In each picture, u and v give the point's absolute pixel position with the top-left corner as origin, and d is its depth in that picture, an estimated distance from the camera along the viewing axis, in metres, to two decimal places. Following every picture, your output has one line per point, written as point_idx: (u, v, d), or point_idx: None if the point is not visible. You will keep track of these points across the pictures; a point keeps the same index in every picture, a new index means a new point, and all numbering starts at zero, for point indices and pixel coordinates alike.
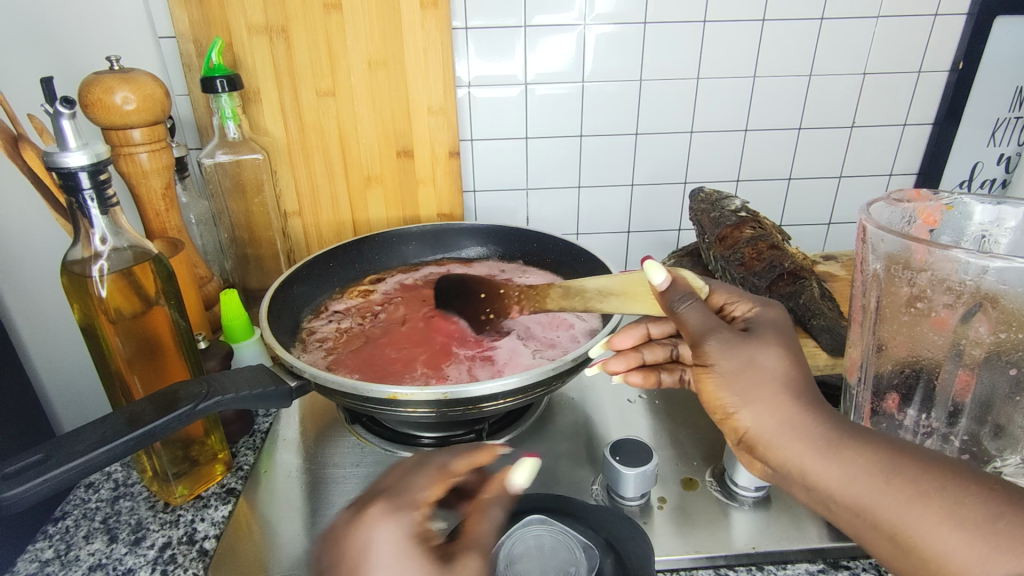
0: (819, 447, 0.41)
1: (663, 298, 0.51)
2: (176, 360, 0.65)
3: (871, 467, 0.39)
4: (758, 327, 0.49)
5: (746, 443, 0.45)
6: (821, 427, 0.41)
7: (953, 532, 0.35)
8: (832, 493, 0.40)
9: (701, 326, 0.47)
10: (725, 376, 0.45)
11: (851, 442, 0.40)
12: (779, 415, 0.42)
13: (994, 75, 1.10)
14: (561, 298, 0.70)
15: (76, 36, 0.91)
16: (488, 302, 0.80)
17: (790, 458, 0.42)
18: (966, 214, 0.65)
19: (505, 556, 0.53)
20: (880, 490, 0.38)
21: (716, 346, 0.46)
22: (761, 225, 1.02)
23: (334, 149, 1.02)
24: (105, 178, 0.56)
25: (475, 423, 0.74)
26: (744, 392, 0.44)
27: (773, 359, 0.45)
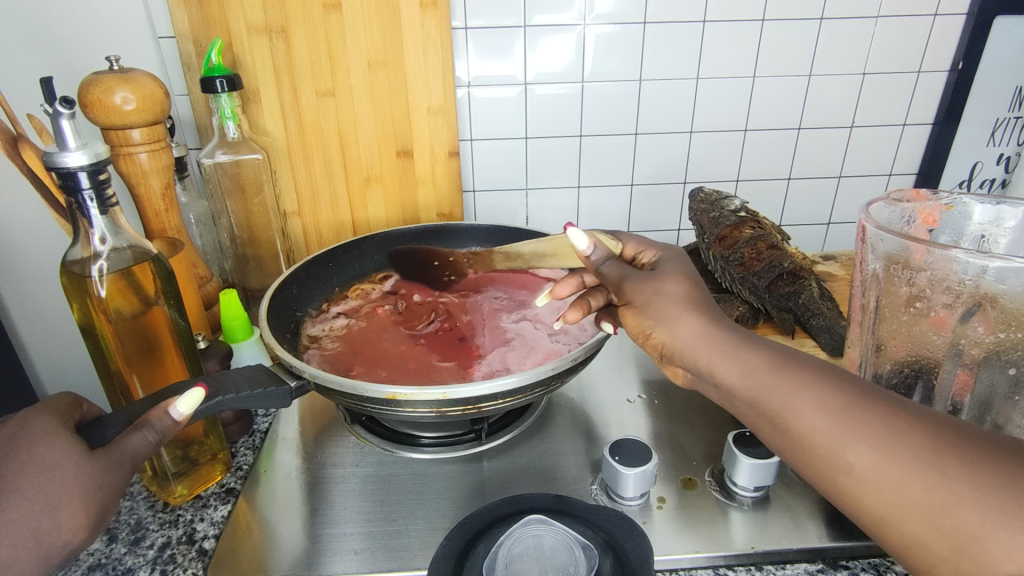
0: (721, 348, 0.46)
1: (589, 261, 0.57)
2: (176, 359, 0.65)
3: (764, 365, 0.44)
4: (662, 262, 0.56)
5: (665, 356, 0.50)
6: (729, 334, 0.47)
7: (818, 414, 0.41)
8: (732, 386, 0.46)
9: (619, 275, 0.54)
10: (643, 307, 0.51)
11: (752, 347, 0.46)
12: (690, 325, 0.48)
13: (994, 74, 1.10)
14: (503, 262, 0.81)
15: (76, 37, 0.92)
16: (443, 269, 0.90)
17: (699, 358, 0.47)
18: (966, 214, 0.65)
19: (504, 555, 0.53)
20: (767, 380, 0.44)
21: (631, 287, 0.53)
22: (761, 224, 1.02)
23: (334, 150, 1.02)
24: (104, 178, 0.56)
25: (474, 424, 0.74)
26: (659, 315, 0.50)
27: (675, 285, 0.51)
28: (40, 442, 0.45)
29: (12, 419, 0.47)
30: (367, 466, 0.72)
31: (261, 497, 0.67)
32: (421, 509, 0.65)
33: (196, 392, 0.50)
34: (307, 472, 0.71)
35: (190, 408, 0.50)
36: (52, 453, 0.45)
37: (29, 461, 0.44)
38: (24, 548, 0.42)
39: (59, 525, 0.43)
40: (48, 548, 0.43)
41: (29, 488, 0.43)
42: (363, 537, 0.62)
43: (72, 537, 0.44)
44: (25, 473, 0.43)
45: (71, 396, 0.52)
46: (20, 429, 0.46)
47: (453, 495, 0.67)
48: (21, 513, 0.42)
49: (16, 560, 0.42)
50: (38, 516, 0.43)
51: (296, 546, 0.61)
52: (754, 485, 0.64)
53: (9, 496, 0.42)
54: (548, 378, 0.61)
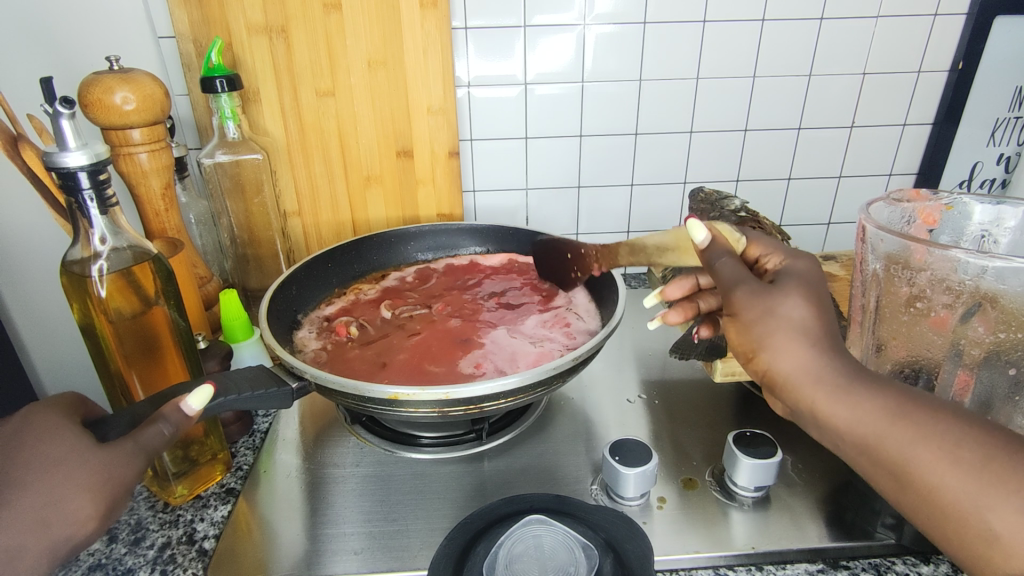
0: (831, 389, 0.42)
1: (704, 255, 0.51)
2: (176, 359, 0.65)
3: (880, 410, 0.41)
4: (785, 277, 0.49)
5: (765, 382, 0.46)
6: (838, 370, 0.43)
7: (952, 471, 0.39)
8: (840, 432, 0.43)
9: (734, 277, 0.48)
10: (748, 324, 0.46)
11: (864, 384, 0.42)
12: (797, 358, 0.43)
13: (994, 74, 1.10)
14: (629, 257, 0.70)
15: (76, 37, 0.92)
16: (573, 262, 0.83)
17: (803, 397, 0.43)
18: (966, 214, 0.65)
19: (504, 556, 0.53)
20: (884, 429, 0.41)
21: (742, 296, 0.46)
22: (761, 224, 1.01)
23: (334, 149, 1.02)
24: (104, 178, 0.56)
25: (475, 423, 0.74)
26: (764, 338, 0.44)
27: (795, 306, 0.45)
28: (47, 436, 0.46)
29: (20, 412, 0.48)
30: (368, 466, 0.72)
31: (261, 497, 0.67)
32: (421, 510, 0.65)
33: (206, 388, 0.50)
34: (307, 472, 0.71)
35: (201, 404, 0.49)
36: (60, 446, 0.45)
37: (36, 454, 0.45)
38: (34, 538, 0.43)
39: (66, 516, 0.44)
40: (56, 539, 0.43)
41: (38, 480, 0.44)
42: (363, 537, 0.62)
43: (79, 528, 0.44)
44: (34, 465, 0.44)
45: (76, 395, 0.52)
46: (28, 421, 0.47)
47: (453, 496, 0.67)
48: (29, 504, 0.43)
49: (24, 549, 0.42)
50: (46, 507, 0.43)
51: (297, 546, 0.61)
52: (754, 485, 0.64)
53: (17, 488, 0.43)
54: (548, 378, 0.62)
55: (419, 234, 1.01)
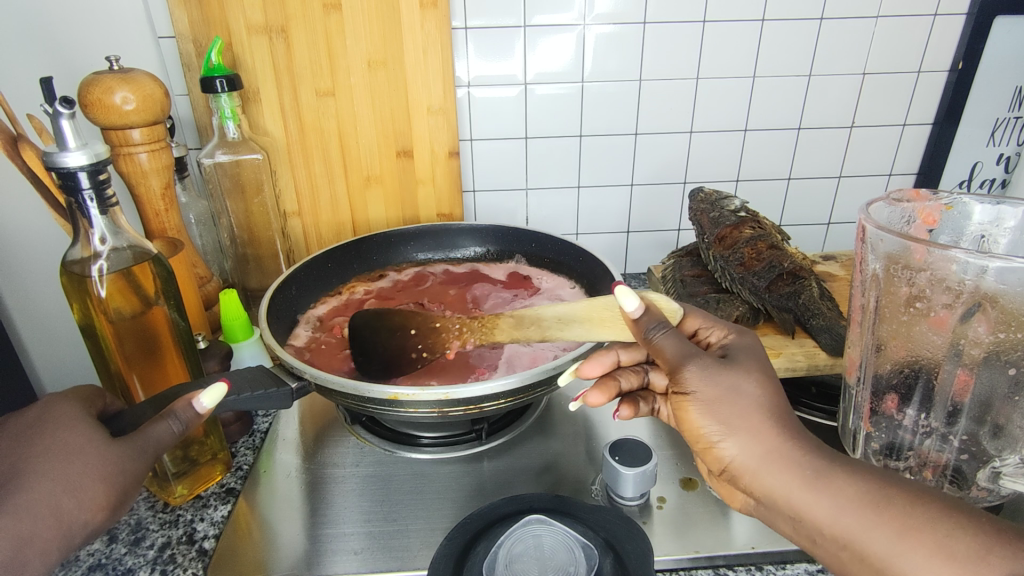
0: (806, 478, 0.43)
1: (636, 325, 0.51)
2: (176, 360, 0.65)
3: (859, 498, 0.41)
4: (734, 352, 0.51)
5: (730, 474, 0.47)
6: (810, 460, 0.43)
7: (944, 565, 0.37)
8: (820, 525, 0.42)
9: (678, 352, 0.49)
10: (708, 403, 0.46)
11: (840, 474, 0.43)
12: (767, 445, 0.44)
13: (993, 74, 1.10)
14: (511, 329, 0.67)
15: (76, 37, 0.92)
16: (419, 338, 0.71)
17: (778, 487, 0.43)
18: (966, 214, 0.65)
19: (504, 556, 0.53)
20: (867, 521, 0.40)
21: (697, 372, 0.47)
22: (761, 224, 1.02)
23: (334, 150, 1.02)
24: (105, 178, 0.56)
25: (474, 424, 0.74)
26: (729, 420, 0.45)
27: (752, 386, 0.46)
28: (64, 426, 0.47)
29: (35, 407, 0.50)
30: (368, 466, 0.72)
31: (261, 498, 0.67)
32: (421, 510, 0.65)
33: (220, 385, 0.50)
34: (307, 472, 0.71)
35: (213, 401, 0.50)
36: (74, 437, 0.47)
37: (51, 445, 0.46)
38: (45, 525, 0.43)
39: (80, 504, 0.45)
40: (70, 527, 0.44)
41: (51, 468, 0.45)
42: (363, 537, 0.62)
43: (91, 516, 0.45)
44: (48, 455, 0.45)
45: (91, 389, 0.53)
46: (44, 414, 0.48)
47: (453, 496, 0.67)
48: (43, 492, 0.44)
49: (37, 536, 0.43)
50: (59, 495, 0.44)
51: (296, 547, 0.61)
52: None
53: (33, 476, 0.44)
54: (549, 378, 0.61)
55: (419, 232, 1.01)
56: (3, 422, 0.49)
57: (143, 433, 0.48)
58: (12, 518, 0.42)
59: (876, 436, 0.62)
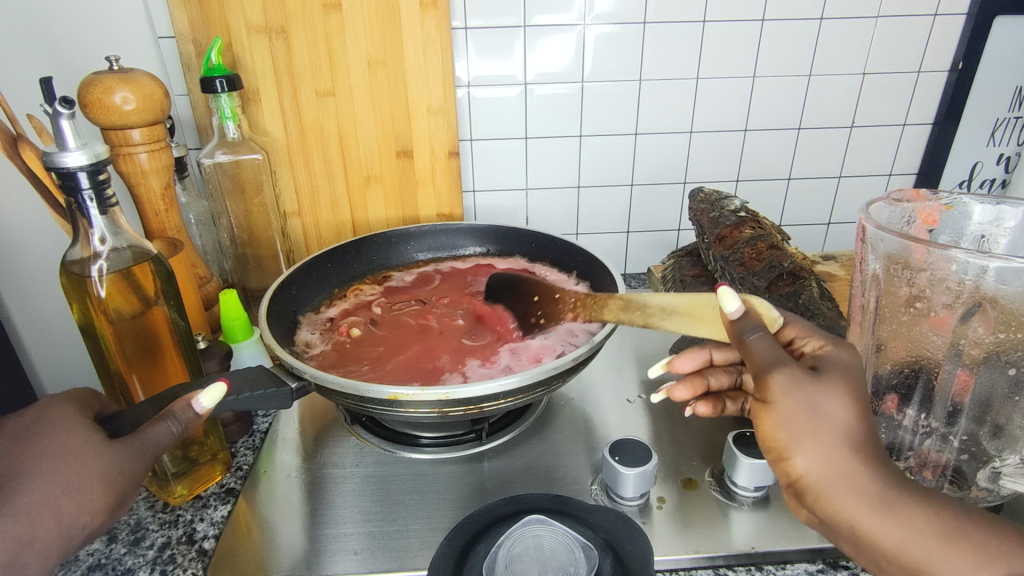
0: (877, 506, 0.41)
1: (732, 326, 0.46)
2: (176, 360, 0.65)
3: (928, 528, 0.41)
4: (825, 366, 0.45)
5: (795, 488, 0.44)
6: (879, 484, 0.41)
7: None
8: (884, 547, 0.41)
9: (770, 358, 0.43)
10: (786, 416, 0.42)
11: (910, 500, 0.41)
12: (844, 470, 0.41)
13: (993, 74, 1.10)
14: (619, 310, 0.64)
15: (76, 37, 0.92)
16: (540, 305, 0.78)
17: (845, 513, 0.42)
18: (967, 214, 0.65)
19: (504, 556, 0.52)
20: (933, 550, 0.41)
21: (781, 382, 0.42)
22: (761, 224, 1.02)
23: (334, 150, 1.02)
24: (104, 178, 0.56)
25: (474, 423, 0.74)
26: (798, 437, 0.42)
27: (837, 408, 0.42)
28: (63, 428, 0.47)
29: (34, 407, 0.50)
30: (368, 466, 0.72)
31: (261, 498, 0.67)
32: (421, 510, 0.65)
33: (219, 385, 0.51)
34: (307, 472, 0.71)
35: (212, 401, 0.50)
36: (72, 439, 0.47)
37: (49, 446, 0.46)
38: (44, 528, 0.43)
39: (78, 507, 0.45)
40: (68, 529, 0.44)
41: (49, 470, 0.45)
42: (363, 537, 0.62)
43: (91, 518, 0.45)
44: (46, 457, 0.45)
45: (87, 393, 0.53)
46: (42, 416, 0.48)
47: (453, 496, 0.67)
48: (41, 494, 0.44)
49: (36, 539, 0.43)
50: (58, 497, 0.44)
51: (296, 547, 0.61)
52: (754, 485, 0.64)
53: (31, 479, 0.44)
54: (549, 378, 0.61)
55: (418, 231, 1.01)
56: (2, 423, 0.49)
57: (140, 434, 0.48)
58: (11, 521, 0.42)
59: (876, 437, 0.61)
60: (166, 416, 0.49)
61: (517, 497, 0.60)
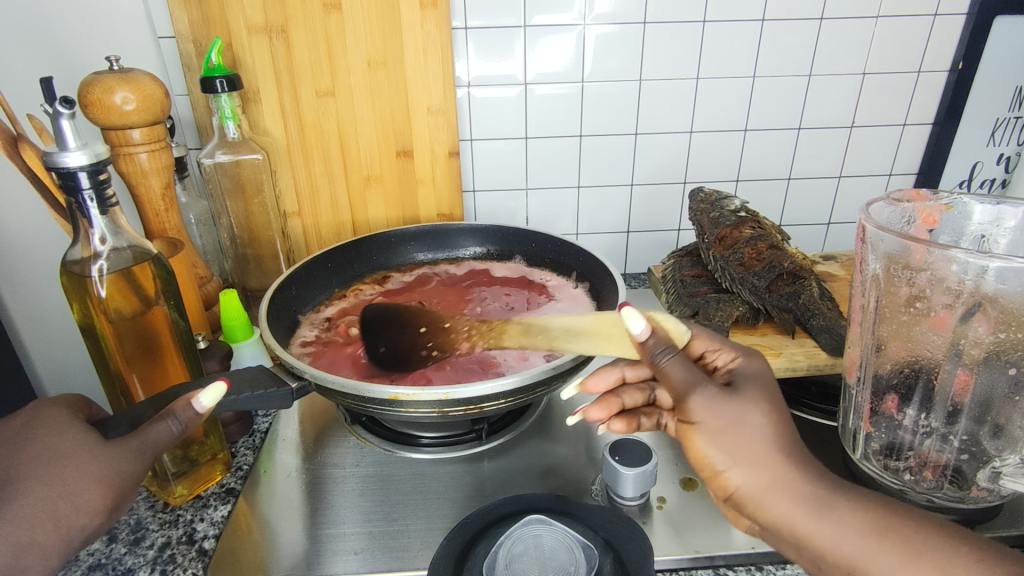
0: (808, 507, 0.43)
1: (641, 347, 0.48)
2: (176, 360, 0.65)
3: (862, 525, 0.41)
4: (740, 380, 0.48)
5: (734, 502, 0.46)
6: (811, 486, 0.43)
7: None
8: (823, 551, 0.42)
9: (685, 381, 0.46)
10: (711, 434, 0.45)
11: (841, 502, 0.43)
12: (772, 474, 0.43)
13: (994, 74, 1.10)
14: (520, 335, 0.65)
15: (76, 37, 0.92)
16: (429, 336, 0.73)
17: (779, 516, 0.43)
18: (966, 214, 0.65)
19: (504, 556, 0.53)
20: (871, 548, 0.41)
21: (703, 404, 0.45)
22: (761, 224, 1.02)
23: (334, 150, 1.02)
24: (105, 178, 0.56)
25: (474, 423, 0.74)
26: (734, 453, 0.44)
27: (758, 416, 0.45)
28: (57, 432, 0.47)
29: (22, 414, 0.49)
30: (368, 466, 0.72)
31: (261, 497, 0.67)
32: (421, 510, 0.65)
33: (219, 385, 0.51)
34: (307, 472, 0.71)
35: (212, 400, 0.50)
36: (67, 442, 0.46)
37: (44, 450, 0.46)
38: (43, 530, 0.43)
39: (77, 509, 0.45)
40: (67, 531, 0.44)
41: (45, 474, 0.45)
42: (363, 537, 0.62)
43: (89, 520, 0.45)
44: (41, 461, 0.45)
45: (82, 395, 0.53)
46: (33, 421, 0.48)
47: (453, 496, 0.67)
48: (38, 498, 0.44)
49: (35, 543, 0.43)
50: (55, 499, 0.44)
51: (296, 547, 0.61)
52: None
53: (27, 483, 0.44)
54: (548, 378, 0.61)
55: (417, 231, 1.01)
56: None
57: (139, 434, 0.48)
58: (10, 525, 0.42)
59: (876, 436, 0.63)
60: (165, 416, 0.49)
61: (517, 497, 0.60)
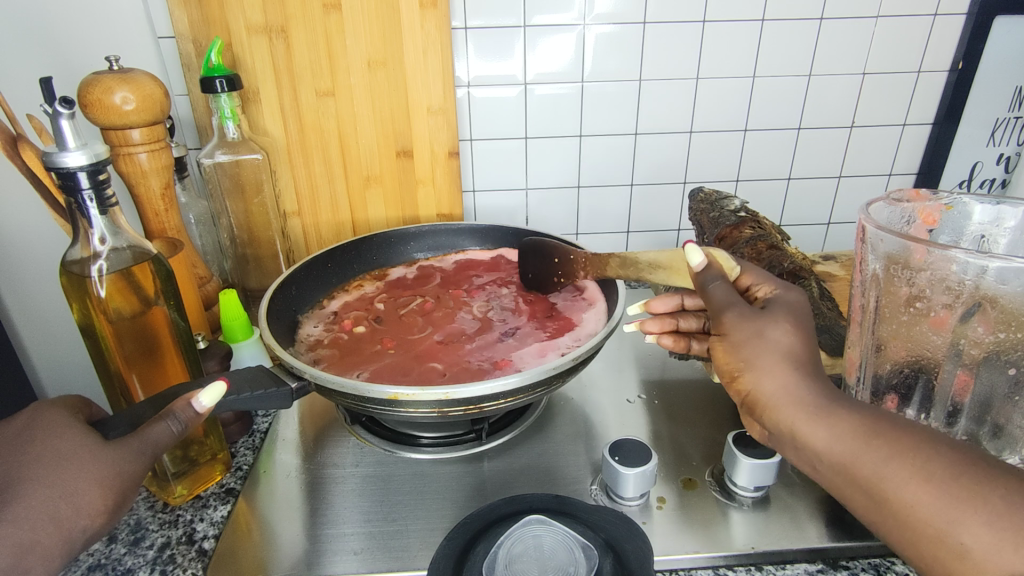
0: (810, 411, 0.43)
1: (697, 278, 0.51)
2: (176, 360, 0.65)
3: (857, 429, 0.42)
4: (773, 305, 0.49)
5: (748, 406, 0.47)
6: (814, 394, 0.44)
7: (924, 486, 0.39)
8: (819, 451, 0.43)
9: (723, 299, 0.49)
10: (735, 345, 0.47)
11: (840, 407, 0.43)
12: (782, 380, 0.44)
13: (994, 74, 1.10)
14: (618, 269, 0.71)
15: (75, 37, 0.92)
16: (560, 266, 0.83)
17: (783, 418, 0.44)
18: (966, 213, 0.65)
19: (504, 555, 0.52)
20: (861, 447, 0.42)
21: (731, 319, 0.47)
22: (762, 224, 1.01)
23: (334, 150, 1.02)
24: (104, 178, 0.56)
25: (475, 423, 0.74)
26: (752, 359, 0.45)
27: (782, 333, 0.46)
28: (56, 433, 0.47)
29: (22, 416, 0.49)
30: (368, 466, 0.72)
31: (261, 497, 0.67)
32: (421, 510, 0.65)
33: (219, 385, 0.51)
34: (307, 472, 0.71)
35: (212, 400, 0.50)
36: (67, 443, 0.47)
37: (44, 452, 0.46)
38: (45, 532, 0.43)
39: (78, 510, 0.45)
40: (69, 532, 0.44)
41: (46, 475, 0.45)
42: (363, 537, 0.62)
43: (91, 521, 0.45)
44: (41, 462, 0.45)
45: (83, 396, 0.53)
46: (32, 423, 0.48)
47: (453, 496, 0.67)
48: (39, 499, 0.44)
49: (37, 543, 0.43)
50: (57, 501, 0.44)
51: (296, 546, 0.61)
52: (754, 485, 0.64)
53: (28, 485, 0.44)
54: (548, 378, 0.61)
55: (418, 231, 1.01)
56: None
57: (138, 434, 0.48)
58: (11, 527, 0.42)
59: None
60: (166, 415, 0.49)
61: (516, 497, 0.60)
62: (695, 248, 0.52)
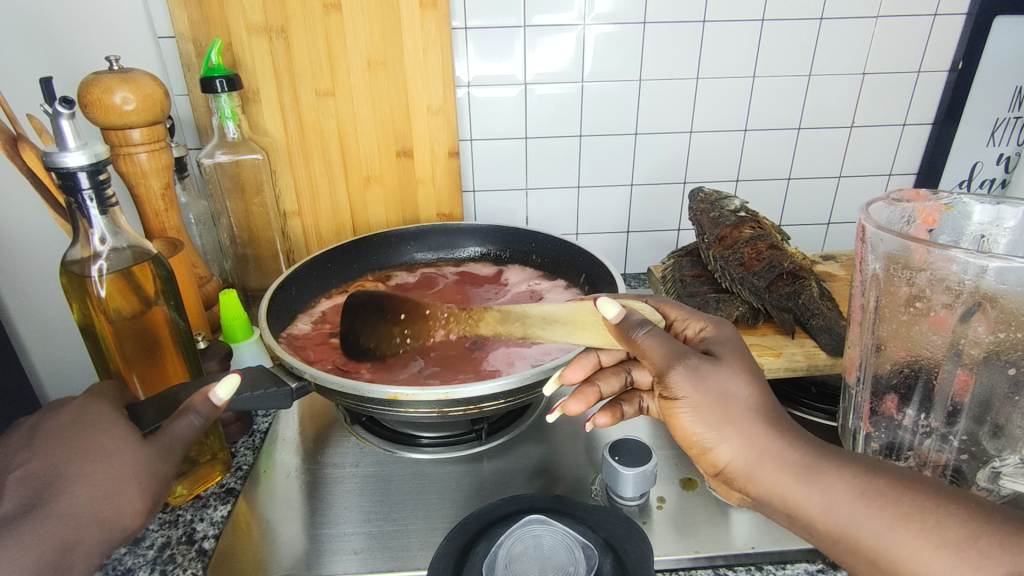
0: (797, 475, 0.43)
1: (620, 330, 0.50)
2: (176, 360, 0.65)
3: (851, 493, 0.42)
4: (716, 347, 0.50)
5: (724, 476, 0.47)
6: (798, 455, 0.44)
7: (934, 553, 0.39)
8: (814, 518, 0.43)
9: (664, 354, 0.47)
10: (697, 409, 0.46)
11: (829, 468, 0.43)
12: (760, 447, 0.44)
13: (994, 74, 1.10)
14: (496, 322, 0.67)
15: (76, 37, 0.92)
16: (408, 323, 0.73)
17: (770, 485, 0.44)
18: (966, 214, 0.65)
19: (504, 555, 0.53)
20: (859, 512, 0.41)
21: (685, 379, 0.46)
22: (762, 224, 1.01)
23: (334, 150, 1.02)
24: (104, 178, 0.56)
25: (474, 423, 0.74)
26: (716, 425, 0.45)
27: (739, 387, 0.46)
28: (102, 429, 0.47)
29: (72, 405, 0.50)
30: (367, 466, 0.72)
31: (261, 498, 0.67)
32: (420, 510, 0.65)
33: (234, 377, 0.51)
34: (307, 472, 0.71)
35: (228, 393, 0.50)
36: (112, 440, 0.47)
37: (91, 447, 0.46)
38: (87, 530, 0.44)
39: (119, 510, 0.45)
40: (109, 531, 0.45)
41: (86, 473, 0.45)
42: (363, 537, 0.62)
43: (130, 522, 0.46)
44: (88, 458, 0.46)
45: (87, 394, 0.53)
46: (81, 417, 0.48)
47: (453, 496, 0.67)
48: (83, 497, 0.45)
49: (81, 542, 0.44)
50: (100, 500, 0.45)
51: (296, 546, 0.61)
52: None
53: (73, 481, 0.45)
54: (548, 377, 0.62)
55: (418, 230, 1.01)
56: (40, 419, 0.49)
57: (171, 435, 0.48)
58: (56, 523, 0.43)
59: (876, 436, 0.63)
60: (184, 412, 0.49)
61: (516, 497, 0.60)
62: (608, 300, 0.51)
